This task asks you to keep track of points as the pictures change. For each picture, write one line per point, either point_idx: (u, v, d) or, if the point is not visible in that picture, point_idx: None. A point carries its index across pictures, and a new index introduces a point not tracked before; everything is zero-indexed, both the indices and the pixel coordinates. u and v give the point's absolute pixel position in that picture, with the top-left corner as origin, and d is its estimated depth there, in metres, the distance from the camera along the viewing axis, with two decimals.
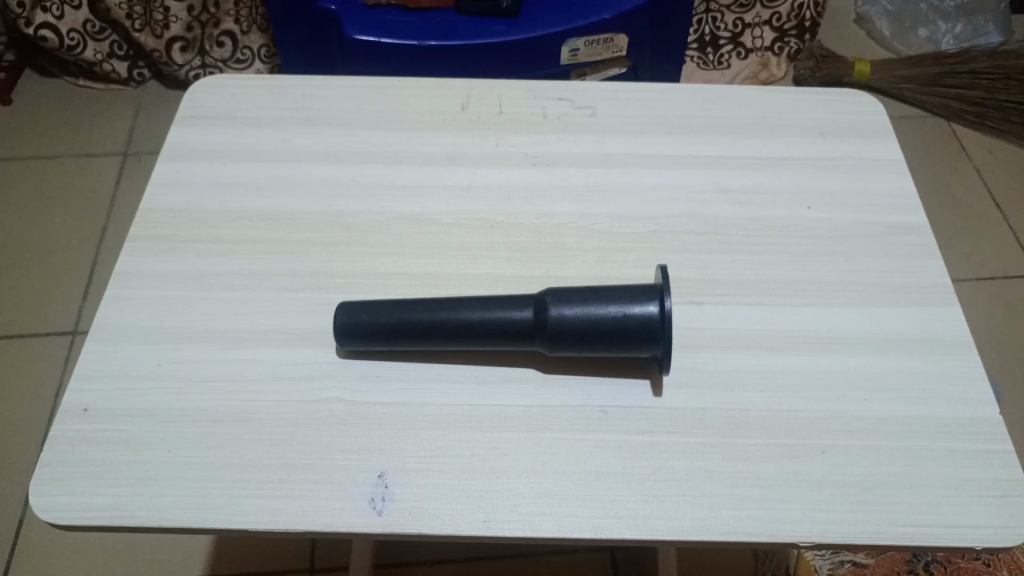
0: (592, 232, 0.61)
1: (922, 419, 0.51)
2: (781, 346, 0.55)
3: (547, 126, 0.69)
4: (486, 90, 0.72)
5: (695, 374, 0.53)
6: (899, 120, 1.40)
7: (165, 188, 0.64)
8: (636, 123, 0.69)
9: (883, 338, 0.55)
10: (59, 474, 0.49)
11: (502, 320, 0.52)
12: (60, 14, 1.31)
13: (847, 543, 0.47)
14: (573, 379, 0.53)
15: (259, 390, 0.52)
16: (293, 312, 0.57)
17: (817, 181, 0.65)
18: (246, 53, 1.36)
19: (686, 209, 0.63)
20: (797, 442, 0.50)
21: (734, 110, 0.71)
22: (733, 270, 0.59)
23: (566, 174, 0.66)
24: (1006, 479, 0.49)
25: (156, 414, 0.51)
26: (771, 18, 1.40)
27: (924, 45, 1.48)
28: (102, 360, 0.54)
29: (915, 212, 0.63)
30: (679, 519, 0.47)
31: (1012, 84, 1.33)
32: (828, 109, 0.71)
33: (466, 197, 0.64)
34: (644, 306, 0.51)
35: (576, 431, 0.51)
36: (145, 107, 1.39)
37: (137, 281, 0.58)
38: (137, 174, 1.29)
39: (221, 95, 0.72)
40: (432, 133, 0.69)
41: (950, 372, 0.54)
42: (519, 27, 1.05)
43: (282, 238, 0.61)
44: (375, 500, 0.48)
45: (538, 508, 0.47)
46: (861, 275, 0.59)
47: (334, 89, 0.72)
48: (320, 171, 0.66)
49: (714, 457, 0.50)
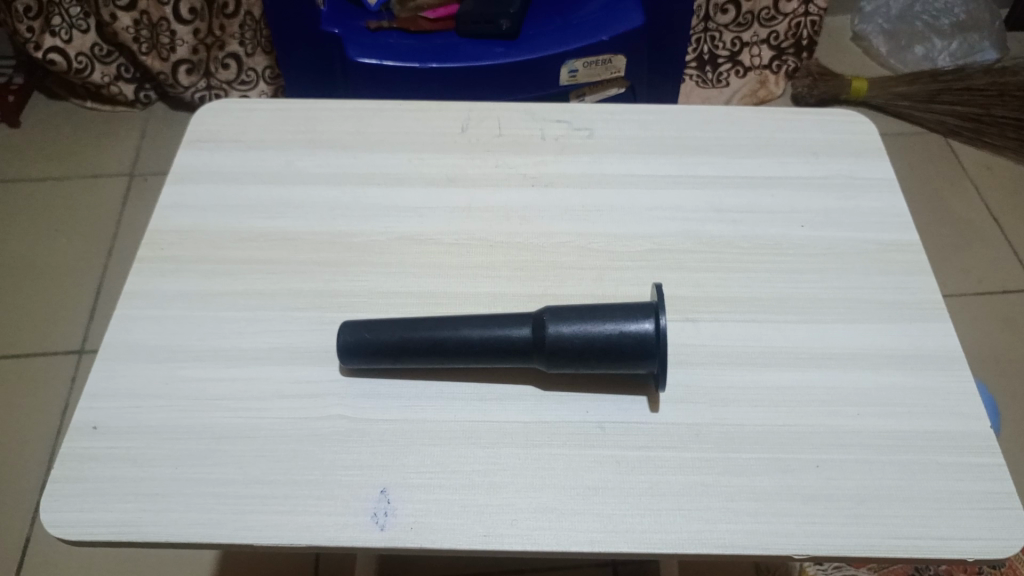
0: (589, 250, 0.63)
1: (914, 432, 0.52)
2: (775, 361, 0.56)
3: (545, 147, 0.71)
4: (486, 112, 0.74)
5: (691, 390, 0.54)
6: (896, 136, 1.41)
7: (172, 209, 0.66)
8: (632, 143, 0.71)
9: (875, 353, 0.56)
10: (69, 490, 0.50)
11: (501, 338, 0.53)
12: (68, 38, 1.32)
13: (839, 555, 0.48)
14: (572, 395, 0.54)
15: (264, 407, 0.54)
16: (297, 330, 0.58)
17: (810, 199, 0.66)
18: (251, 75, 1.39)
19: (682, 227, 0.64)
20: (791, 456, 0.51)
21: (727, 130, 0.72)
22: (726, 287, 0.60)
23: (564, 194, 0.67)
24: (999, 492, 0.50)
25: (163, 431, 0.53)
26: (769, 37, 1.42)
27: (920, 63, 1.50)
28: (111, 379, 0.55)
29: (907, 230, 0.64)
30: (676, 532, 0.48)
31: (1007, 100, 1.35)
32: (820, 129, 0.72)
33: (466, 217, 0.65)
34: (639, 323, 0.52)
35: (574, 446, 0.52)
36: (152, 129, 1.42)
37: (145, 301, 0.60)
38: (142, 195, 1.31)
39: (226, 118, 0.73)
40: (433, 155, 0.70)
41: (942, 387, 0.55)
42: (518, 49, 1.07)
43: (286, 258, 0.63)
44: (377, 514, 0.49)
45: (536, 523, 0.48)
46: (853, 292, 0.60)
47: (336, 112, 0.74)
48: (323, 194, 0.67)
49: (709, 471, 0.51)
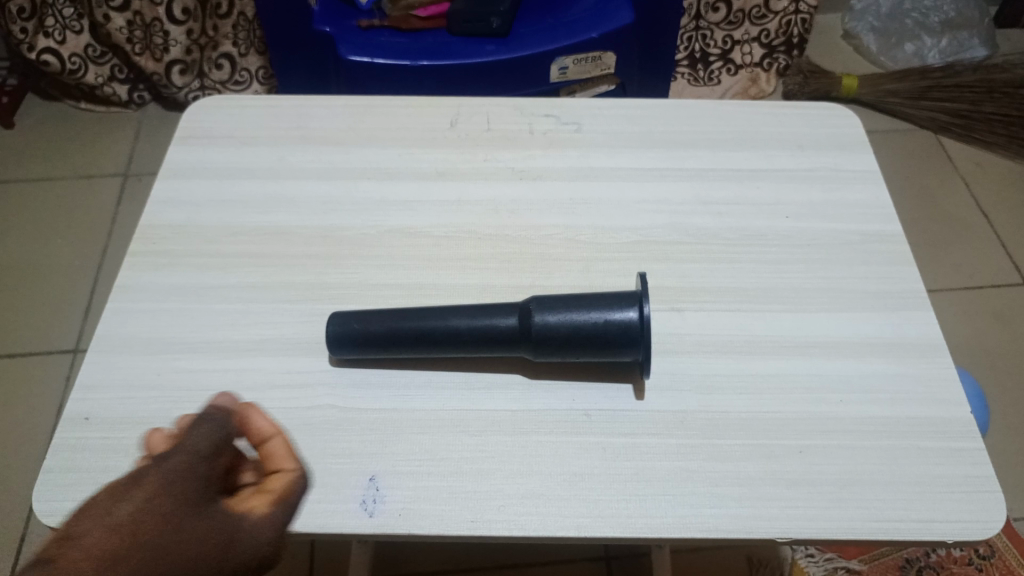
0: (576, 243, 0.63)
1: (896, 418, 0.53)
2: (760, 350, 0.57)
3: (533, 142, 0.72)
4: (475, 108, 0.75)
5: (677, 378, 0.55)
6: (885, 133, 1.42)
7: (164, 205, 0.67)
8: (620, 138, 0.72)
9: (858, 341, 0.57)
10: (62, 480, 0.51)
11: (490, 328, 0.54)
12: (61, 39, 1.33)
13: (821, 539, 0.49)
14: (559, 383, 0.55)
15: (256, 398, 0.54)
16: (288, 321, 0.59)
17: (795, 191, 0.67)
18: (244, 75, 1.40)
19: (669, 220, 0.65)
20: (775, 442, 0.52)
21: (715, 124, 0.73)
22: (711, 277, 0.61)
23: (553, 188, 0.68)
24: (977, 475, 0.51)
25: (156, 421, 0.53)
26: (760, 35, 1.43)
27: (911, 60, 1.51)
28: (105, 370, 0.56)
29: (890, 221, 0.65)
30: (661, 517, 0.49)
31: (996, 97, 1.37)
32: (805, 123, 0.73)
33: (456, 211, 0.66)
34: (623, 312, 0.53)
35: (561, 434, 0.52)
36: (146, 129, 1.42)
37: (138, 295, 0.60)
38: (136, 196, 1.32)
39: (218, 116, 0.74)
40: (423, 150, 0.71)
41: (922, 374, 0.55)
42: (508, 47, 1.08)
43: (278, 252, 0.63)
44: (366, 501, 0.49)
45: (524, 508, 0.49)
46: (838, 281, 0.61)
47: (327, 109, 0.75)
48: (314, 188, 0.68)
49: (694, 457, 0.51)
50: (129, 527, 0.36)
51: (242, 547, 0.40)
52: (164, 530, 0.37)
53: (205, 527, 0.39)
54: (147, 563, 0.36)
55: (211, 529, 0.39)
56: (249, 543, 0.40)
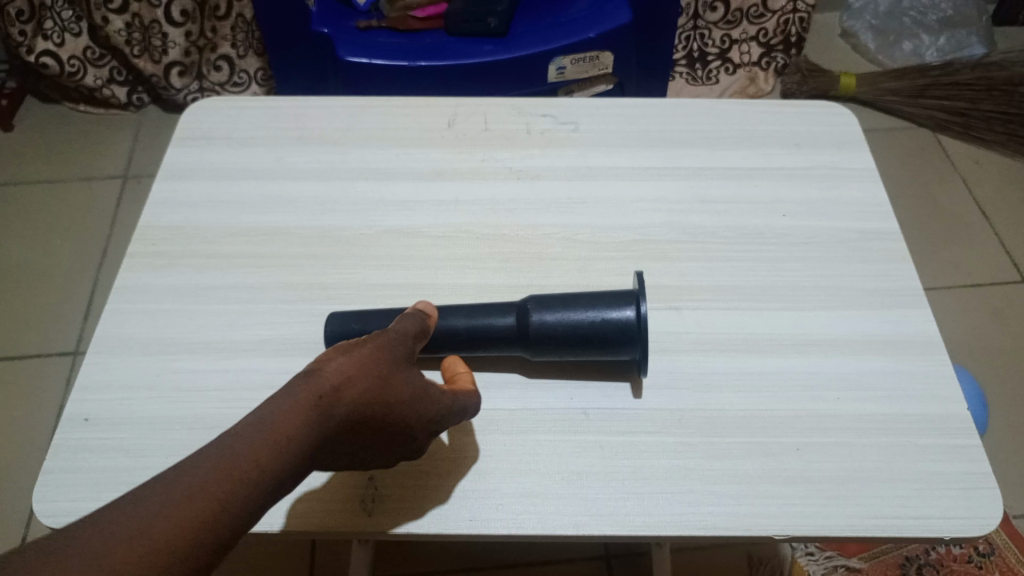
0: (574, 242, 0.64)
1: (893, 415, 0.53)
2: (757, 348, 0.57)
3: (531, 141, 0.72)
4: (473, 108, 0.75)
5: (675, 376, 0.55)
6: (884, 131, 1.42)
7: (163, 206, 0.67)
8: (617, 137, 0.72)
9: (855, 339, 0.57)
10: (61, 480, 0.51)
11: (487, 327, 0.54)
12: (60, 41, 1.33)
13: (819, 536, 0.49)
14: (557, 382, 0.55)
15: (254, 398, 0.54)
16: (286, 321, 0.59)
17: (792, 190, 0.67)
18: (243, 76, 1.40)
19: (666, 218, 0.65)
20: (773, 440, 0.52)
21: (712, 123, 0.73)
22: (708, 275, 0.61)
23: (550, 187, 0.68)
24: (975, 472, 0.51)
25: (155, 421, 0.53)
26: (758, 34, 1.43)
27: (909, 59, 1.51)
28: (104, 371, 0.56)
29: (888, 218, 0.65)
30: (658, 514, 0.49)
31: (995, 95, 1.37)
32: (802, 122, 0.73)
33: (454, 211, 0.66)
34: (621, 310, 0.53)
35: (559, 433, 0.53)
36: (145, 131, 1.42)
37: (137, 296, 0.61)
38: (135, 198, 1.32)
39: (216, 116, 0.74)
40: (421, 150, 0.71)
41: (920, 371, 0.56)
42: (507, 47, 1.08)
43: (276, 252, 0.63)
44: (365, 501, 0.50)
45: (522, 507, 0.49)
46: (835, 279, 0.61)
47: (325, 109, 0.75)
48: (312, 189, 0.68)
49: (692, 455, 0.51)
50: (363, 364, 0.43)
51: (438, 407, 0.46)
52: (389, 376, 0.44)
53: (416, 382, 0.45)
54: (381, 381, 0.43)
55: (417, 380, 0.46)
56: (438, 403, 0.46)
